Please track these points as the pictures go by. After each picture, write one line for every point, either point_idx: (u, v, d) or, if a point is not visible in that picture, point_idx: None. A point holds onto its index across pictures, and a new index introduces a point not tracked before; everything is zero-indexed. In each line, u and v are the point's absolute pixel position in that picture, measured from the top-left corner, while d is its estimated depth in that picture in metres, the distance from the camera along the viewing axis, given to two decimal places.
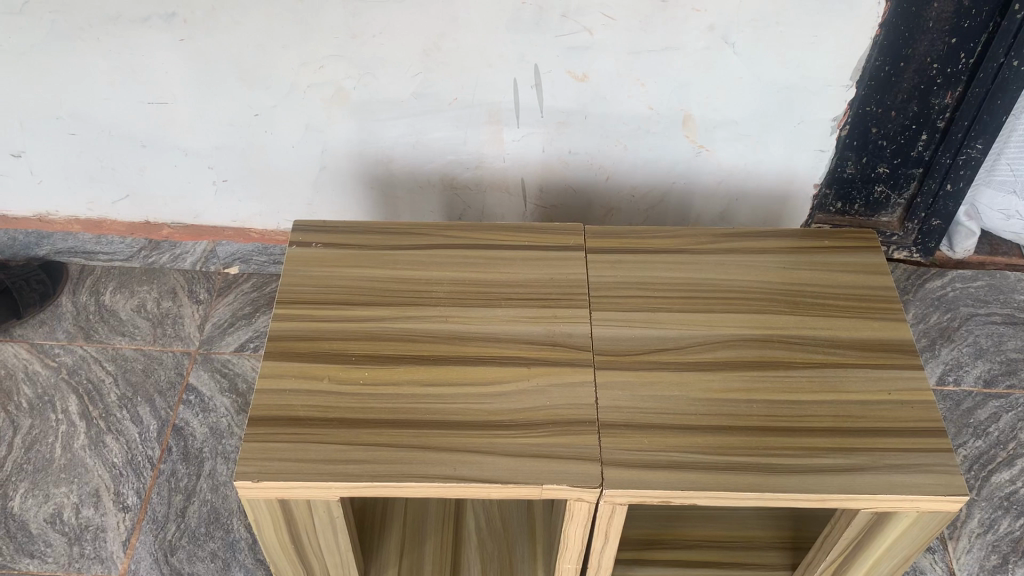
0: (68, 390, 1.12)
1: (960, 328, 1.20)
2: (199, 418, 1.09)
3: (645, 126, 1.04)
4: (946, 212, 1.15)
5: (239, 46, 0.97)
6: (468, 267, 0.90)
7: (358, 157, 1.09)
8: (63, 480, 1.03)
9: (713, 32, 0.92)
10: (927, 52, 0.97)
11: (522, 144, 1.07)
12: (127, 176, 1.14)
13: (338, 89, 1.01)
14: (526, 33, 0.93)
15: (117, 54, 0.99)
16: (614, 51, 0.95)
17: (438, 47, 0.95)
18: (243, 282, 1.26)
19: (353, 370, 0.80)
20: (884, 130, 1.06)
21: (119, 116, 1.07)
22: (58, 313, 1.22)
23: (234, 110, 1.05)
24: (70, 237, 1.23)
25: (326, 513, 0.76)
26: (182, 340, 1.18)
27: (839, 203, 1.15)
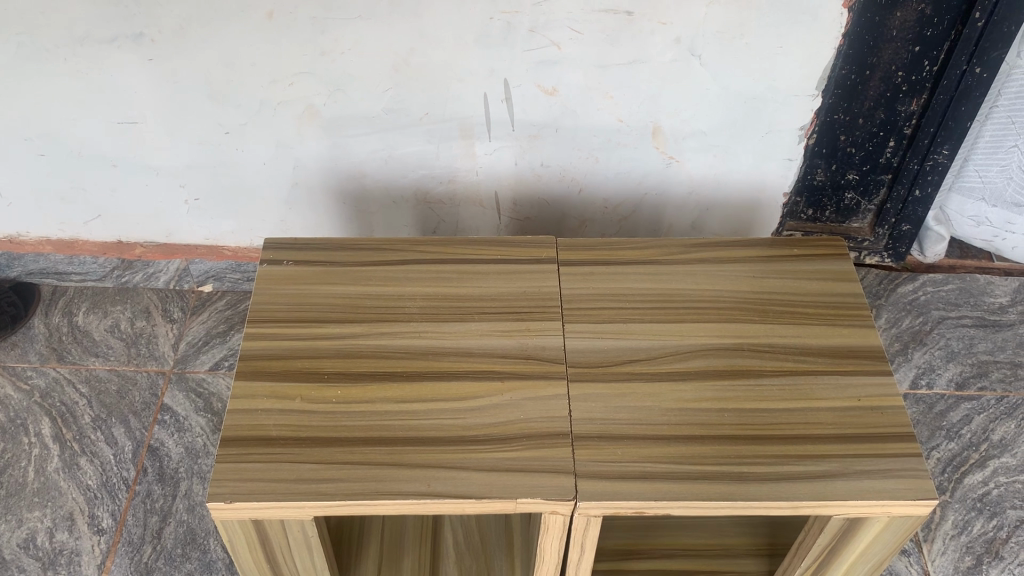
0: (41, 412, 1.10)
1: (932, 331, 1.21)
2: (174, 438, 1.08)
3: (616, 138, 1.04)
4: (915, 217, 1.16)
5: (207, 64, 0.97)
6: (440, 282, 0.90)
7: (331, 174, 1.10)
8: (37, 504, 1.02)
9: (679, 45, 0.93)
10: (892, 60, 0.98)
11: (493, 158, 1.07)
12: (98, 196, 1.14)
13: (309, 106, 1.01)
14: (495, 48, 0.94)
15: (84, 73, 0.99)
16: (582, 64, 0.95)
17: (407, 63, 0.96)
18: (217, 300, 1.25)
19: (326, 388, 0.80)
20: (852, 138, 1.07)
21: (89, 135, 1.06)
22: (31, 335, 1.20)
23: (204, 129, 1.04)
24: (41, 258, 1.22)
25: (301, 532, 0.75)
26: (156, 360, 1.17)
27: (809, 210, 1.16)
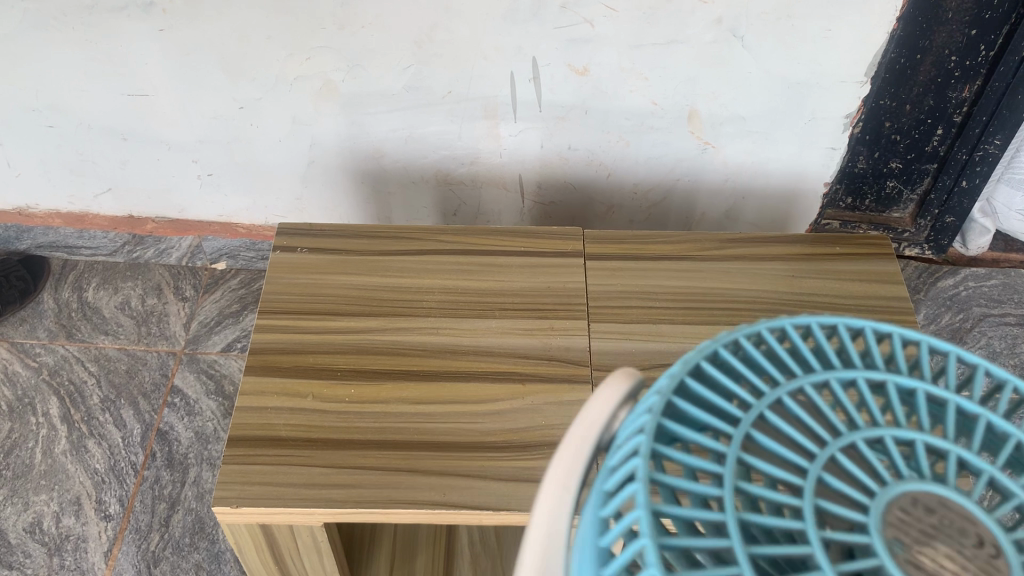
0: (49, 392, 1.07)
1: (973, 329, 1.16)
2: (183, 423, 1.05)
3: (647, 121, 0.99)
4: (961, 209, 1.11)
5: (221, 36, 0.92)
6: (461, 275, 0.86)
7: (348, 153, 1.05)
8: (43, 487, 0.99)
9: (719, 25, 0.87)
10: (945, 44, 0.92)
11: (519, 140, 1.02)
12: (108, 169, 1.10)
13: (326, 81, 0.96)
14: (523, 25, 0.88)
15: (93, 43, 0.94)
16: (616, 42, 0.90)
17: (430, 39, 0.91)
18: (231, 278, 1.21)
19: (339, 387, 0.76)
20: (897, 125, 1.01)
21: (98, 107, 1.02)
22: (40, 311, 1.16)
23: (218, 103, 1.00)
24: (50, 231, 1.19)
25: (311, 537, 0.72)
26: (166, 340, 1.13)
27: (849, 198, 1.11)
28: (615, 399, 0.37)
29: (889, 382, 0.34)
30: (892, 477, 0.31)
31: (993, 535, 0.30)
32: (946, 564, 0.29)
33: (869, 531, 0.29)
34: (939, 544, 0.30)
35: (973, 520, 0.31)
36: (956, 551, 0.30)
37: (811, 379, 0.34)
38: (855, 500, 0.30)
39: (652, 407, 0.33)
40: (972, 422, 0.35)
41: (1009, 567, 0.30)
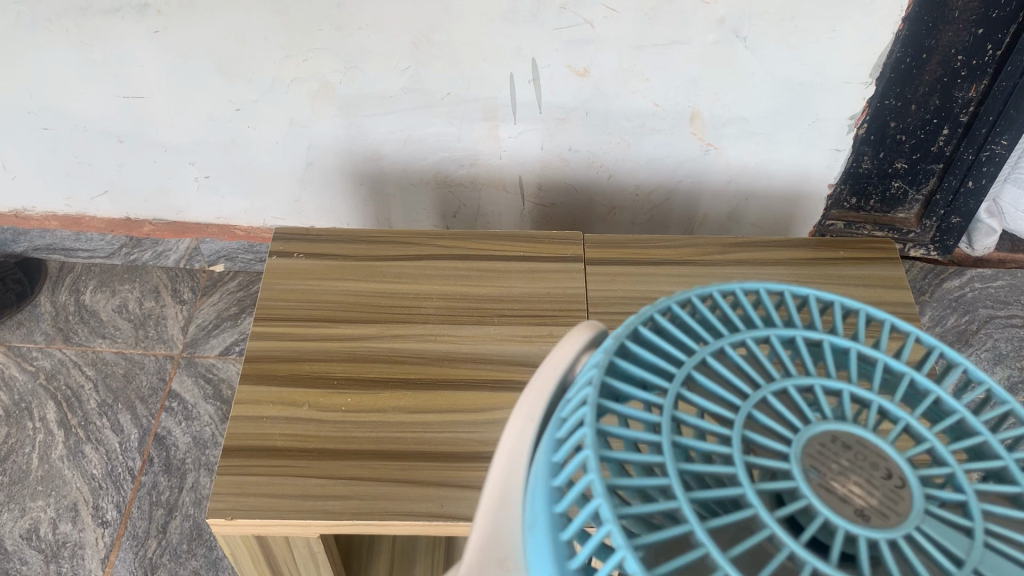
0: (46, 396, 1.06)
1: (979, 331, 1.15)
2: (181, 427, 1.04)
3: (648, 123, 0.97)
4: (967, 210, 1.09)
5: (216, 38, 0.91)
6: (460, 281, 0.85)
7: (346, 155, 1.04)
8: (40, 493, 0.98)
9: (721, 26, 0.85)
10: (951, 43, 0.90)
11: (519, 141, 1.01)
12: (104, 171, 1.09)
13: (323, 83, 0.95)
14: (523, 25, 0.87)
15: (88, 45, 0.93)
16: (617, 44, 0.88)
17: (429, 40, 0.89)
18: (229, 280, 1.20)
19: (336, 395, 0.75)
20: (903, 125, 1.00)
21: (93, 109, 1.01)
22: (37, 314, 1.15)
23: (214, 105, 0.99)
24: (47, 234, 1.18)
25: (307, 549, 0.71)
26: (164, 343, 1.12)
27: (853, 198, 1.09)
28: (577, 346, 0.44)
29: (824, 342, 0.40)
30: (815, 417, 0.36)
31: (901, 470, 0.35)
32: (854, 491, 0.34)
33: (789, 460, 0.35)
34: (849, 474, 0.35)
35: (884, 457, 0.35)
36: (867, 480, 0.35)
37: (753, 336, 0.40)
38: (780, 435, 0.36)
39: (608, 349, 0.39)
40: (896, 380, 0.40)
41: (911, 496, 0.34)
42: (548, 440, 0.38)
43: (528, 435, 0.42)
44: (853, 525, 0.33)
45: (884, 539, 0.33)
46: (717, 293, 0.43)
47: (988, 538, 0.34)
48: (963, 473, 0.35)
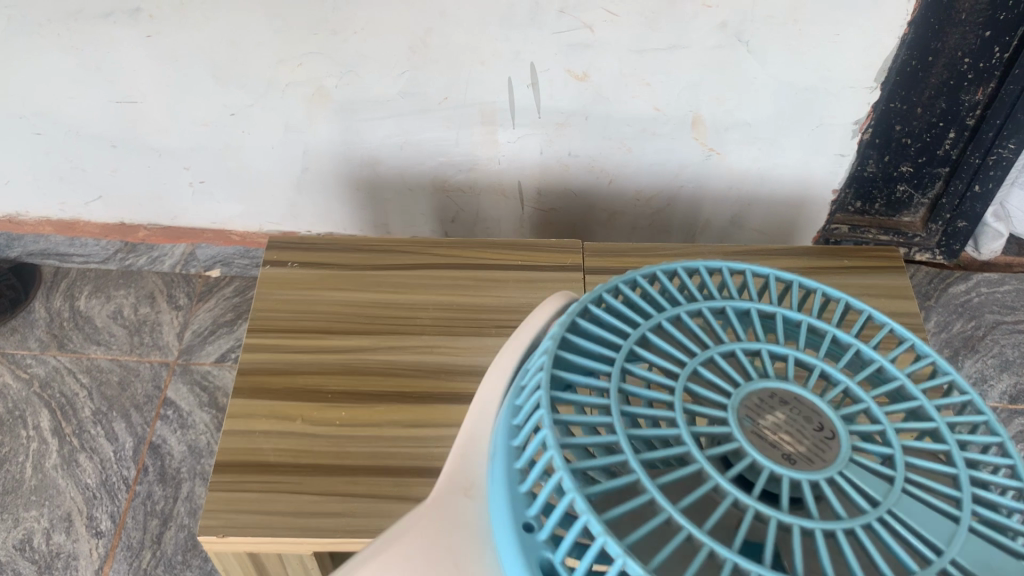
0: (40, 404, 1.05)
1: (985, 337, 1.13)
2: (176, 436, 1.03)
3: (649, 127, 0.96)
4: (973, 213, 1.07)
5: (210, 42, 0.89)
6: (456, 291, 0.83)
7: (342, 160, 1.03)
8: (34, 503, 0.97)
9: (724, 30, 0.84)
10: (958, 46, 0.88)
11: (517, 146, 0.99)
12: (98, 176, 1.07)
13: (318, 88, 0.94)
14: (521, 29, 0.85)
15: (80, 49, 0.92)
16: (617, 48, 0.87)
17: (426, 44, 0.88)
18: (225, 286, 1.19)
19: (329, 409, 0.74)
20: (908, 128, 0.97)
21: (86, 113, 0.99)
22: (31, 320, 1.14)
23: (208, 110, 0.98)
24: (41, 239, 1.17)
25: (301, 567, 0.70)
26: (160, 350, 1.11)
27: (858, 202, 1.07)
28: (548, 313, 0.52)
29: (776, 315, 0.49)
30: (758, 375, 0.45)
31: (832, 425, 0.43)
32: (785, 439, 0.42)
33: (728, 408, 0.42)
34: (785, 427, 0.42)
35: (819, 414, 0.43)
36: (800, 429, 0.42)
37: (709, 306, 0.49)
38: (721, 387, 0.44)
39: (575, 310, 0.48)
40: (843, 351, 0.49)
41: (837, 445, 0.42)
42: (518, 386, 0.47)
43: (501, 384, 0.49)
44: (780, 462, 0.40)
45: (806, 476, 0.40)
46: (683, 272, 0.52)
47: (910, 488, 0.40)
48: (893, 432, 0.43)
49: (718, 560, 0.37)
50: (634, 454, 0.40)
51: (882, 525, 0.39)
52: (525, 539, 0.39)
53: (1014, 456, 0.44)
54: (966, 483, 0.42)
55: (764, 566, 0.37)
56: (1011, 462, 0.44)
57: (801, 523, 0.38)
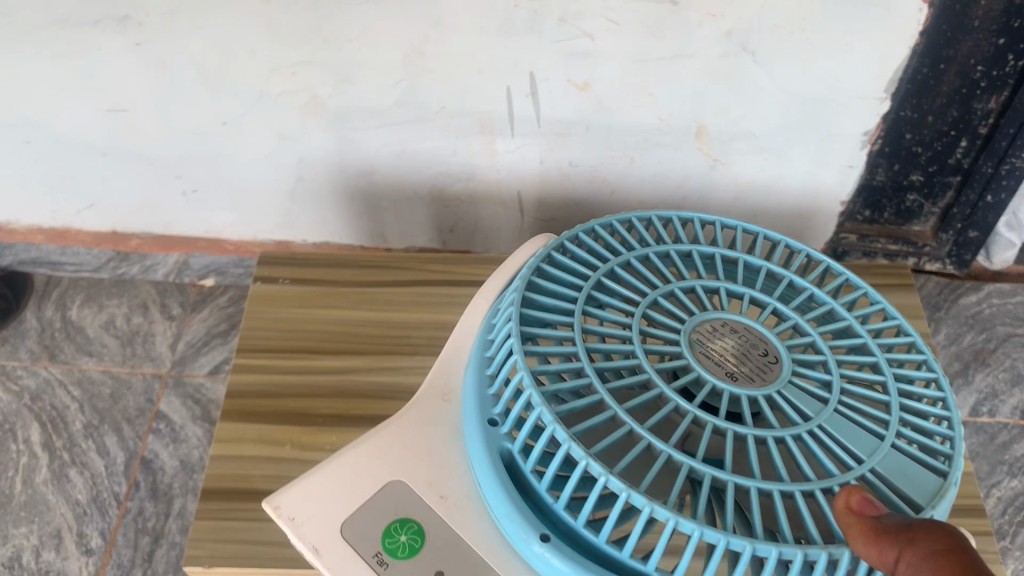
0: (31, 417, 1.03)
1: (995, 351, 1.11)
2: (168, 450, 1.01)
3: (653, 137, 0.93)
4: (985, 224, 1.04)
5: (200, 50, 0.87)
6: (452, 308, 0.81)
7: (338, 169, 1.01)
8: (23, 519, 0.95)
9: (730, 39, 0.81)
10: (971, 54, 0.85)
11: (517, 155, 0.97)
12: (89, 184, 1.06)
13: (312, 96, 0.91)
14: (520, 38, 0.83)
15: (68, 57, 0.89)
16: (618, 58, 0.84)
17: (422, 53, 0.85)
18: (219, 295, 1.17)
19: (320, 434, 0.71)
20: (919, 136, 0.95)
21: (77, 120, 0.97)
22: (21, 330, 1.12)
23: (200, 118, 0.95)
24: (32, 248, 1.17)
25: None
26: (153, 362, 1.09)
27: (867, 211, 1.05)
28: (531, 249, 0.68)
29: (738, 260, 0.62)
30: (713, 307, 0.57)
31: (775, 350, 0.54)
32: (730, 360, 0.53)
33: (684, 328, 0.55)
34: (734, 353, 0.54)
35: (764, 342, 0.55)
36: (745, 351, 0.54)
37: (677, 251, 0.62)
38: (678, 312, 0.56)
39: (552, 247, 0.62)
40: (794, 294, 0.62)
41: (775, 365, 0.53)
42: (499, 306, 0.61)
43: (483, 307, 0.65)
44: (722, 374, 0.52)
45: (746, 391, 0.51)
46: (656, 227, 0.66)
47: (837, 406, 0.51)
48: (834, 362, 0.54)
49: (652, 452, 0.48)
50: (591, 364, 0.51)
51: (812, 436, 0.50)
52: (489, 436, 0.53)
53: (951, 408, 0.54)
54: (895, 413, 0.52)
55: (695, 460, 0.47)
56: (949, 415, 0.54)
57: (736, 430, 0.48)
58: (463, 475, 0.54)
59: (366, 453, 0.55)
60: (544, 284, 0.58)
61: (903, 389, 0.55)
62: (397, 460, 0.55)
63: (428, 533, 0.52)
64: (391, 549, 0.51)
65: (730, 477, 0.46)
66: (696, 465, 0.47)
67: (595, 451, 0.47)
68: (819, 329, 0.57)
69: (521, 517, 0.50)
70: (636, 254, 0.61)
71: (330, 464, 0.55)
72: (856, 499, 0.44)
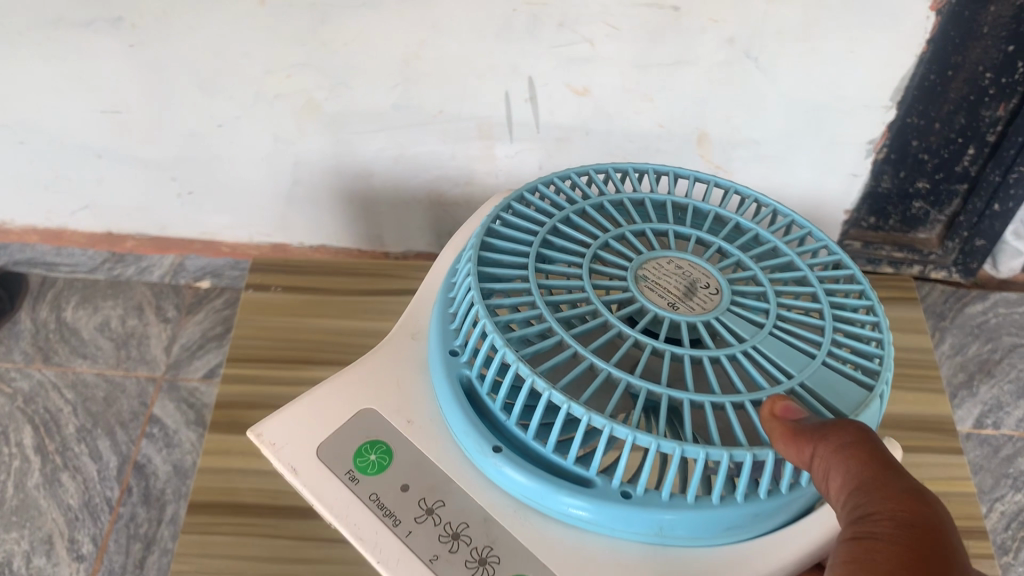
0: (24, 420, 1.02)
1: (1001, 361, 1.09)
2: (161, 455, 0.99)
3: (654, 144, 0.92)
4: (992, 233, 1.02)
5: (194, 52, 0.86)
6: None
7: (335, 173, 0.99)
8: (14, 524, 0.93)
9: (732, 45, 0.79)
10: (979, 61, 0.82)
11: (515, 160, 0.95)
12: (82, 185, 1.07)
13: (307, 100, 0.90)
14: (519, 42, 0.81)
15: (61, 58, 0.88)
16: (619, 63, 0.82)
17: (419, 56, 0.84)
18: (215, 297, 1.16)
19: None
20: (925, 144, 0.92)
21: (72, 122, 0.96)
22: (16, 331, 1.11)
23: (195, 121, 0.94)
24: (27, 248, 1.20)
25: None
26: (147, 365, 1.08)
27: (871, 218, 1.02)
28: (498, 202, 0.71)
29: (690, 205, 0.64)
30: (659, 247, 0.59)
31: (718, 283, 0.56)
32: (673, 293, 0.55)
33: (632, 265, 0.57)
34: (678, 287, 0.55)
35: (707, 277, 0.57)
36: (688, 286, 0.56)
37: (632, 197, 0.64)
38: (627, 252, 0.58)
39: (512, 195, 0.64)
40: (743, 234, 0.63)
41: (717, 296, 0.55)
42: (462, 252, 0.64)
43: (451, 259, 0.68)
44: (663, 306, 0.54)
45: (686, 319, 0.53)
46: (613, 173, 0.67)
47: (772, 331, 0.53)
48: (771, 292, 0.56)
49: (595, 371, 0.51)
50: (540, 296, 0.53)
51: (746, 358, 0.52)
52: (448, 366, 0.56)
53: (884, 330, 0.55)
54: (829, 335, 0.54)
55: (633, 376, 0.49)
56: (881, 335, 0.55)
57: (673, 351, 0.50)
58: (429, 402, 0.57)
59: (341, 384, 0.58)
60: (501, 230, 0.60)
61: (841, 315, 0.56)
62: (369, 390, 0.58)
63: (395, 454, 0.54)
64: (362, 466, 0.54)
65: (664, 390, 0.48)
66: (632, 381, 0.49)
67: (541, 370, 0.50)
68: (761, 264, 0.59)
69: (477, 435, 0.52)
70: (590, 201, 0.62)
71: (306, 394, 0.58)
72: (779, 407, 0.47)
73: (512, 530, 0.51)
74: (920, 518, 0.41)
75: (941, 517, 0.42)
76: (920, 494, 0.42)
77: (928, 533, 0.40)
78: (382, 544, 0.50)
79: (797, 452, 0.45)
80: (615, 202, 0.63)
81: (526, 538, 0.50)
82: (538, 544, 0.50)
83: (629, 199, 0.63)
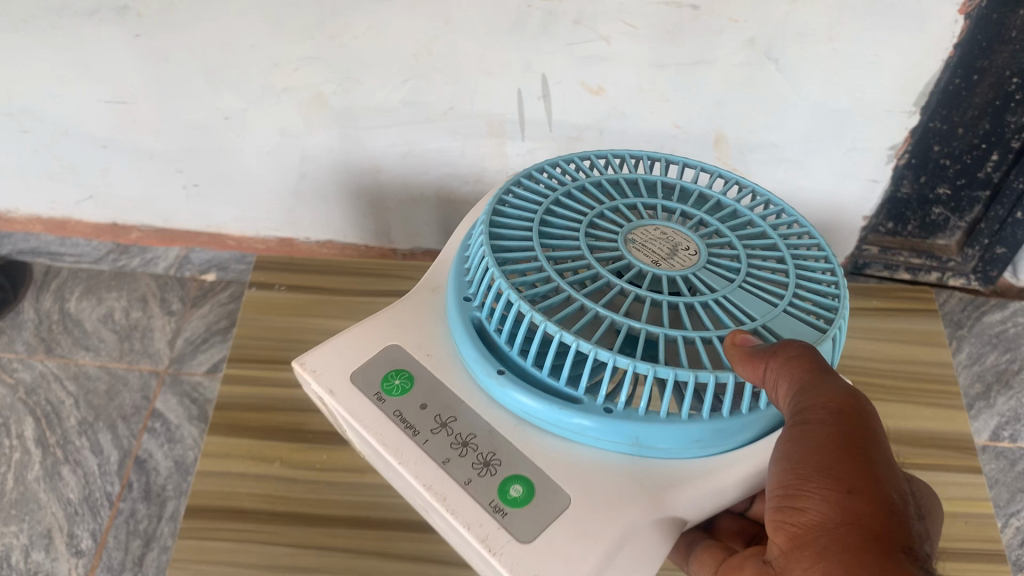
0: (25, 412, 1.01)
1: (1020, 372, 1.06)
2: (163, 450, 0.97)
3: (669, 145, 0.90)
4: (1014, 240, 0.99)
5: (201, 43, 0.84)
6: None
7: (343, 168, 0.98)
8: (13, 518, 0.92)
9: (753, 45, 0.77)
10: (1006, 65, 0.78)
11: (528, 159, 0.93)
12: (88, 175, 1.06)
13: (315, 93, 0.88)
14: (532, 39, 0.79)
15: (65, 47, 0.87)
16: (635, 62, 0.80)
17: (429, 52, 0.82)
18: (219, 290, 1.14)
19: None
20: (948, 149, 0.88)
21: (76, 112, 0.95)
22: (18, 321, 1.10)
23: (203, 114, 0.93)
24: (32, 237, 1.19)
25: None
26: (150, 358, 1.06)
27: (890, 223, 1.00)
28: None
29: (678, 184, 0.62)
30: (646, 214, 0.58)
31: (697, 244, 0.55)
32: (654, 252, 0.54)
33: (621, 228, 0.55)
34: (664, 249, 0.54)
35: (688, 241, 0.55)
36: (670, 247, 0.54)
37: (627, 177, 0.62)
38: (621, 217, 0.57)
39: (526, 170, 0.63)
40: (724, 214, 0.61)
41: (696, 254, 0.54)
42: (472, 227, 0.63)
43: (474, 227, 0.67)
44: (644, 261, 0.53)
45: (667, 275, 0.52)
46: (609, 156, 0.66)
47: (742, 286, 0.52)
48: (744, 254, 0.54)
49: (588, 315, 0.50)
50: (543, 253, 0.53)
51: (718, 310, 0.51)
52: (462, 307, 0.56)
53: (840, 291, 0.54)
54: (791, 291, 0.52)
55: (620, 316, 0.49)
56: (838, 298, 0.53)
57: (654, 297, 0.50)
58: (448, 341, 0.57)
59: (375, 321, 0.59)
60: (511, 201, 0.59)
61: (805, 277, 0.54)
62: (395, 324, 0.58)
63: (418, 378, 0.55)
64: (388, 388, 0.54)
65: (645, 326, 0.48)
66: (617, 318, 0.48)
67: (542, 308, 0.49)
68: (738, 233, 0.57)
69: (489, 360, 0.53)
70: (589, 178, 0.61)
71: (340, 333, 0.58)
72: (738, 337, 0.47)
73: (515, 442, 0.51)
74: (849, 409, 0.43)
75: (868, 408, 0.45)
76: (852, 393, 0.45)
77: (858, 423, 0.43)
78: (403, 449, 0.51)
79: (751, 371, 0.46)
80: (614, 180, 0.61)
81: (529, 451, 0.51)
82: (543, 456, 0.51)
83: (625, 179, 0.61)
